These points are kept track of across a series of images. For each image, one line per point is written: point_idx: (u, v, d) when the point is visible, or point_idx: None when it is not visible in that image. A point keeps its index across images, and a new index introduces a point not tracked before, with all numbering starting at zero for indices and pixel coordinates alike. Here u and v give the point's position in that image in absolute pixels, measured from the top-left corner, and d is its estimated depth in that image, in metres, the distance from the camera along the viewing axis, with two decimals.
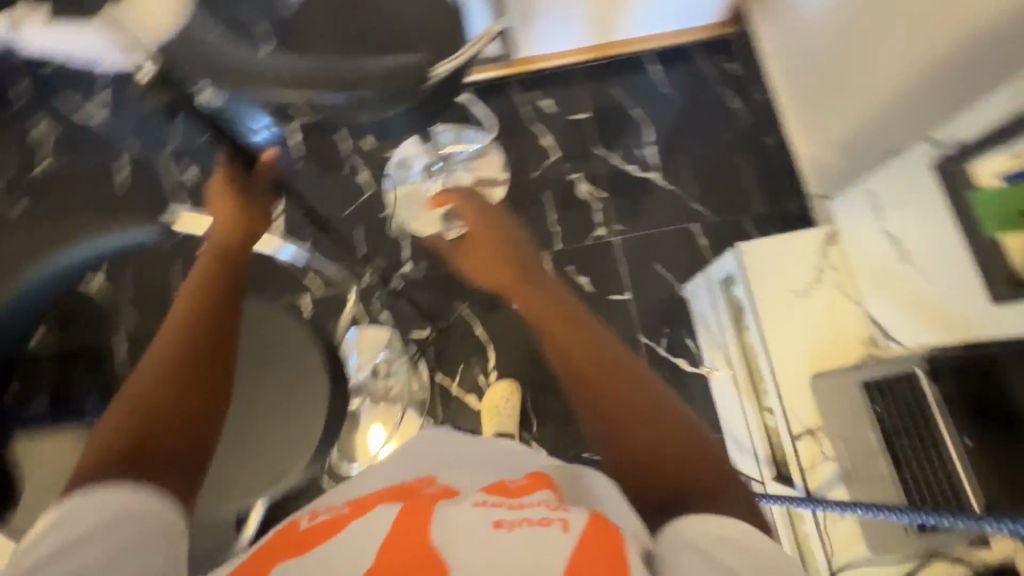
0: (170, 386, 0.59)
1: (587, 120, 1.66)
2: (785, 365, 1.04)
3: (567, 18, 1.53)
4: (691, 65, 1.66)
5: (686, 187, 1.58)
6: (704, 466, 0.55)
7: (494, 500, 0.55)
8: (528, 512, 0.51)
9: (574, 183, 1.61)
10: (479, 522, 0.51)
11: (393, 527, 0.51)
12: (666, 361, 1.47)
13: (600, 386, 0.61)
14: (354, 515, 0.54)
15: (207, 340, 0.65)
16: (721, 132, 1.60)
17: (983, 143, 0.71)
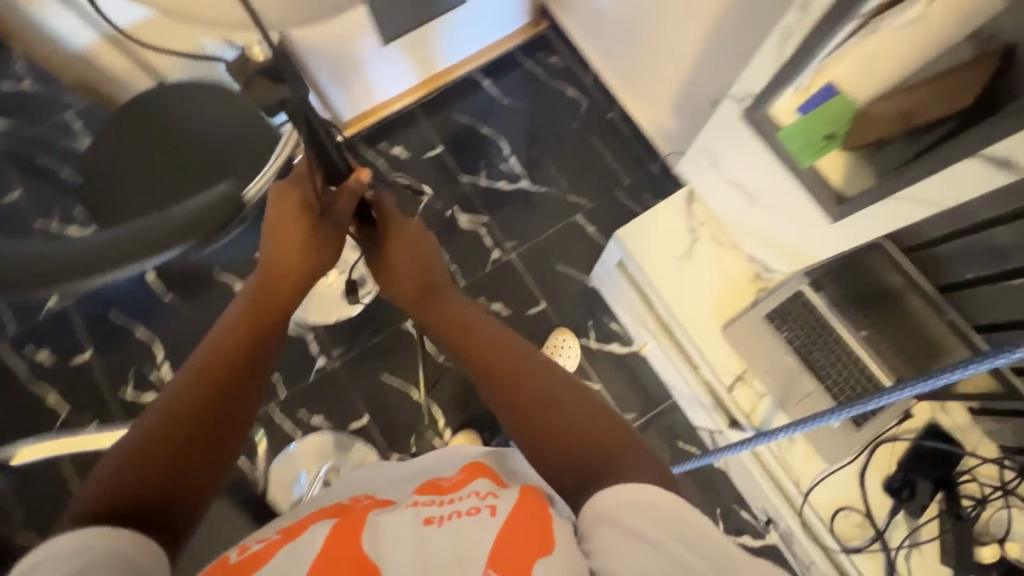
0: (181, 428, 0.55)
1: (443, 153, 1.65)
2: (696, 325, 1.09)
3: (384, 67, 1.49)
4: (518, 69, 1.70)
5: (557, 184, 1.62)
6: (628, 443, 0.56)
7: (428, 499, 0.55)
8: (456, 505, 0.52)
9: (454, 217, 1.60)
10: (410, 522, 0.50)
11: (322, 545, 0.49)
12: (601, 351, 1.50)
13: (511, 387, 0.63)
14: (281, 540, 0.51)
15: (186, 385, 0.60)
16: (568, 122, 1.66)
17: (769, 94, 0.77)
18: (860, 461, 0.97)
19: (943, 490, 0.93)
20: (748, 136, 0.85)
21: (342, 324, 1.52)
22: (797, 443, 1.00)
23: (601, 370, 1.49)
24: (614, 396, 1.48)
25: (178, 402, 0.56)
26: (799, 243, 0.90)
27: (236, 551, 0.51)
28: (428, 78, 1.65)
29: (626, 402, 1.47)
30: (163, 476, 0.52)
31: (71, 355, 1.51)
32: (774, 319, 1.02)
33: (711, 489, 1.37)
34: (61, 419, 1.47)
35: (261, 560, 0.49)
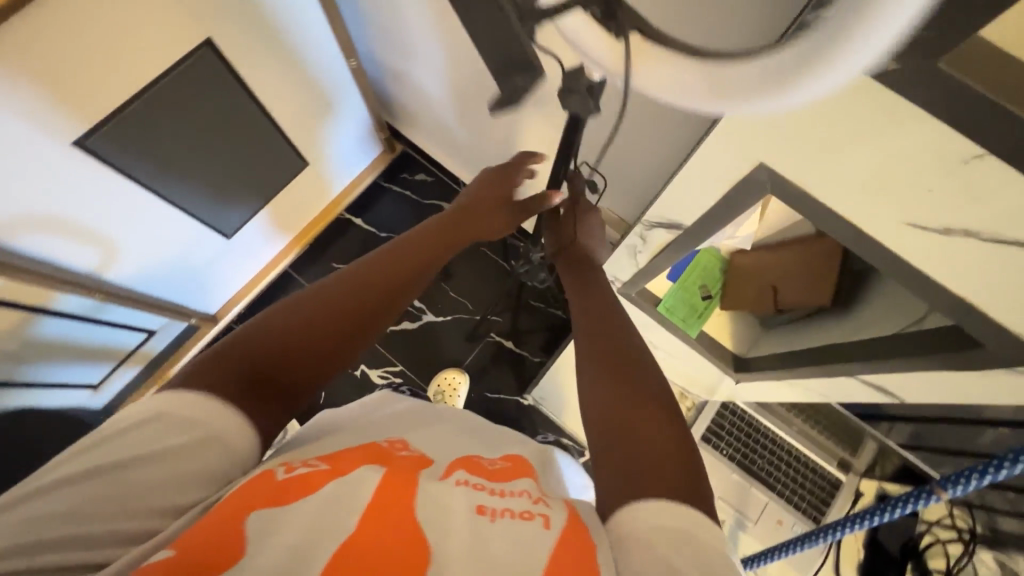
0: (350, 322, 0.57)
1: None
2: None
3: (237, 254, 1.32)
4: (387, 197, 1.62)
5: (461, 307, 1.54)
6: (677, 476, 0.46)
7: (476, 481, 0.51)
8: (508, 502, 0.47)
9: (365, 375, 1.49)
10: (464, 507, 0.46)
11: (372, 496, 0.44)
12: None
13: (623, 364, 0.57)
14: (327, 471, 0.47)
15: (366, 307, 0.59)
16: None
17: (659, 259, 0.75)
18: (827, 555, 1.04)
19: (915, 562, 1.04)
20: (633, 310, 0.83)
21: None
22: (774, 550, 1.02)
23: None
24: None
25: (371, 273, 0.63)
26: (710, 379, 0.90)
27: (283, 469, 0.47)
28: (318, 214, 1.52)
29: None
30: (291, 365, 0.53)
31: None
32: (710, 436, 1.02)
33: None
34: None
35: (308, 491, 0.44)
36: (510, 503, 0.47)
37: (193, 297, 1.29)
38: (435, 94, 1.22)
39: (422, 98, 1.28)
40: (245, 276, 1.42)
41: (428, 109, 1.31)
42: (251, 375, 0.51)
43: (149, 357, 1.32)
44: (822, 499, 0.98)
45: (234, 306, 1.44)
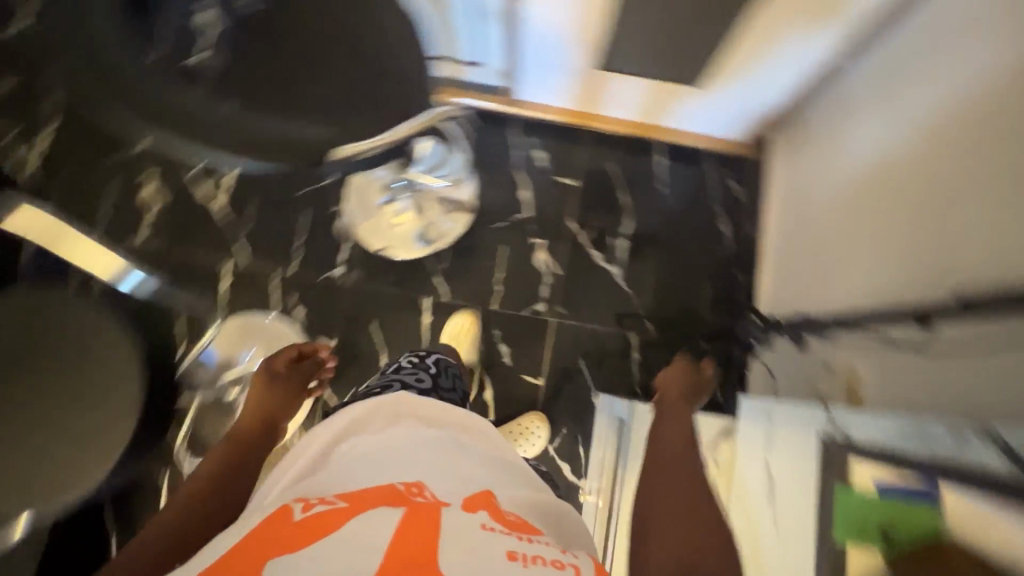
0: (233, 476, 0.78)
1: (573, 188, 1.55)
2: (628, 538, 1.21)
3: (581, 84, 1.40)
4: (699, 171, 1.56)
5: (641, 295, 1.49)
6: None
7: (501, 526, 0.58)
8: (537, 550, 0.55)
9: (534, 249, 1.50)
10: (496, 552, 0.53)
11: (396, 533, 0.53)
12: (552, 461, 1.39)
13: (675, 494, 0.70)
14: (346, 510, 0.56)
15: (185, 506, 0.70)
16: (697, 251, 1.51)
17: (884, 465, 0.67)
18: None
19: None
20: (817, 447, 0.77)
21: (378, 256, 1.49)
22: None
23: None
24: None
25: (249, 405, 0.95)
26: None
27: (301, 508, 0.56)
28: (643, 124, 1.54)
29: None
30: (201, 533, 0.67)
31: None
32: None
33: None
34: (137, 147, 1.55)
35: (325, 530, 0.53)
36: (539, 551, 0.55)
37: (528, 73, 1.40)
38: (855, 150, 1.11)
39: (840, 140, 1.17)
40: (561, 102, 1.51)
41: (831, 153, 1.20)
42: (173, 555, 0.63)
43: (460, 75, 1.47)
44: None
45: (531, 111, 1.55)
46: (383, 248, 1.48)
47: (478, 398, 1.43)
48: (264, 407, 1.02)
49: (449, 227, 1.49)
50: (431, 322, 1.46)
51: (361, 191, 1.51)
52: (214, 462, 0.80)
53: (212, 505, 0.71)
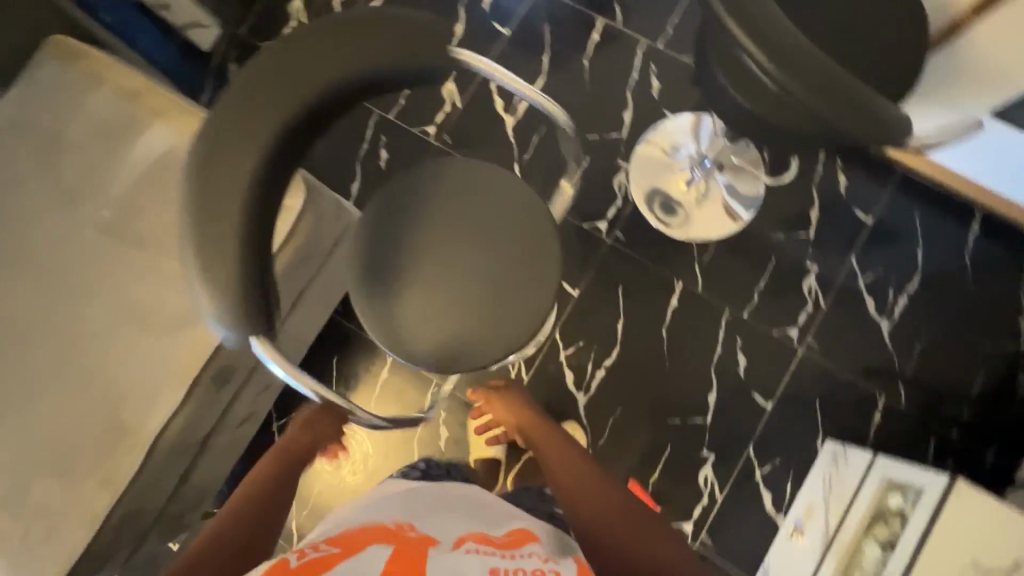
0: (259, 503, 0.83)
1: (867, 225, 1.44)
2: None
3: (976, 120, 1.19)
4: (1011, 252, 1.41)
5: (903, 358, 1.38)
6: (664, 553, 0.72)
7: (485, 550, 0.64)
8: (519, 563, 0.62)
9: (805, 272, 1.43)
10: (478, 568, 0.60)
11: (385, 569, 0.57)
12: (755, 485, 1.36)
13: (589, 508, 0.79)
14: (336, 556, 0.59)
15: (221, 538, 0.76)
16: (981, 336, 1.38)
17: None
18: None
19: None
20: None
21: (645, 225, 1.47)
22: None
23: (735, 496, 1.35)
24: (716, 522, 1.35)
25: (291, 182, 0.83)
26: None
27: (296, 556, 0.57)
28: (975, 184, 1.39)
29: (717, 536, 1.34)
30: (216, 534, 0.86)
31: (497, 20, 1.58)
32: None
33: None
34: None
35: (323, 569, 0.56)
36: (521, 564, 0.62)
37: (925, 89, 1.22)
38: None
39: None
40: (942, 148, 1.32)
41: None
42: None
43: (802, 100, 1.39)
44: None
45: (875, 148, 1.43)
46: (648, 214, 1.47)
47: (699, 398, 1.40)
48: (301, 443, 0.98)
49: (721, 224, 1.45)
50: (676, 308, 1.43)
51: (648, 155, 1.49)
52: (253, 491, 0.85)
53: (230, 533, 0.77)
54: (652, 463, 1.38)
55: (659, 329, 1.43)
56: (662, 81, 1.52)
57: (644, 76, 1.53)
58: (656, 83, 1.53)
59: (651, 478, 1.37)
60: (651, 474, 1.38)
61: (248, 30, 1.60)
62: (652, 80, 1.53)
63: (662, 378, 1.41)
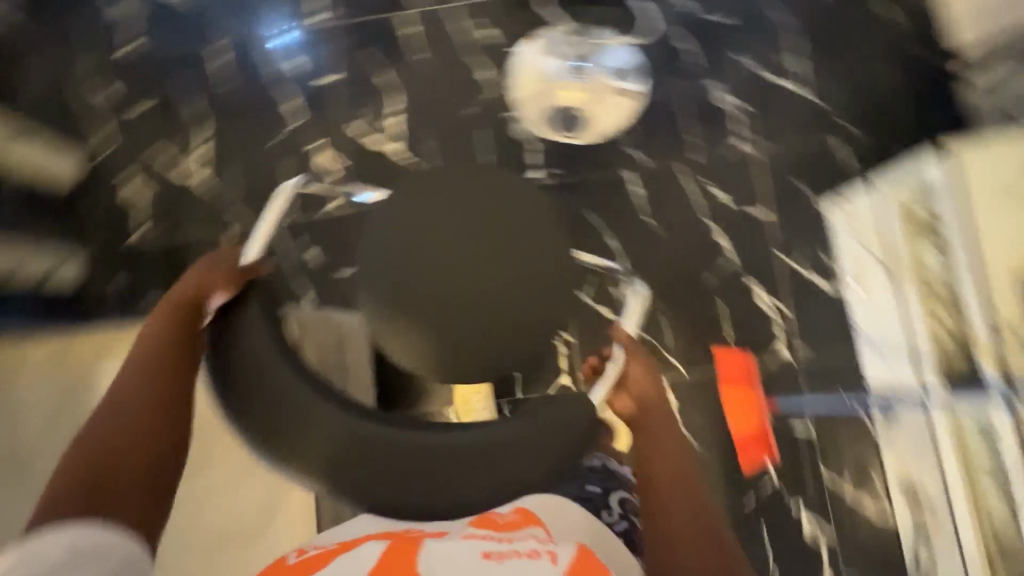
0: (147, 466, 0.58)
1: (727, 22, 1.51)
2: (892, 319, 1.25)
3: None
4: None
5: (830, 99, 1.48)
6: None
7: (486, 533, 0.70)
8: (515, 546, 0.68)
9: (713, 91, 1.50)
10: (469, 556, 0.66)
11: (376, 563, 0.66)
12: (803, 277, 1.43)
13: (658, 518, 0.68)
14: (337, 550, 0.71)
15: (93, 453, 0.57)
16: (871, 41, 1.49)
17: None
18: None
19: None
20: None
21: (567, 147, 1.50)
22: None
23: (797, 296, 1.42)
24: (797, 326, 1.42)
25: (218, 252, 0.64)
26: None
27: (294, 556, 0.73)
28: None
29: (806, 336, 1.41)
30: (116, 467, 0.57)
31: (316, 75, 1.55)
32: None
33: (852, 447, 1.36)
34: (291, 125, 1.54)
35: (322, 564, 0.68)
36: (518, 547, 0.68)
37: None
38: None
39: None
40: None
41: None
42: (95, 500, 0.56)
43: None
44: None
45: None
46: (559, 138, 1.49)
47: (711, 245, 1.45)
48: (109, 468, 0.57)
49: (623, 104, 1.49)
50: (642, 192, 1.47)
51: (527, 94, 1.51)
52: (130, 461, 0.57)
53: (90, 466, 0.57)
54: (718, 323, 1.42)
55: (642, 218, 1.47)
56: (491, 27, 1.54)
57: (473, 32, 1.54)
58: (485, 30, 1.54)
59: (727, 334, 1.42)
60: (725, 332, 1.42)
61: (100, 245, 1.48)
62: (482, 31, 1.54)
63: (675, 253, 1.45)
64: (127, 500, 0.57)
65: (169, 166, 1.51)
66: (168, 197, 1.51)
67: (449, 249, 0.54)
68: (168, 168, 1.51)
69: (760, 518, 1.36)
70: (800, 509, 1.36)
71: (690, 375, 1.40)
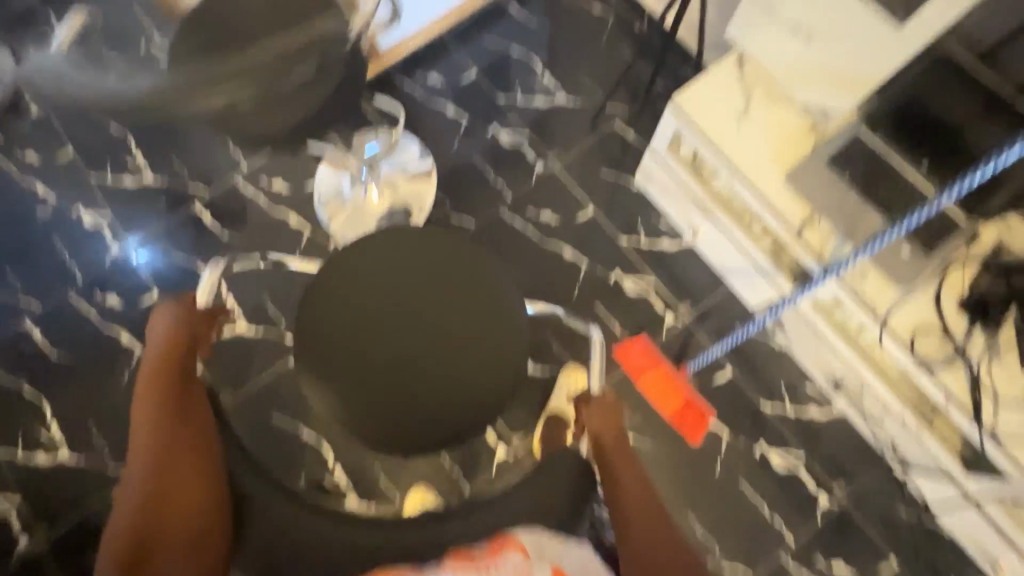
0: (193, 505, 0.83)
1: (477, 77, 1.65)
2: (730, 249, 1.32)
3: None
4: None
5: (593, 96, 1.62)
6: None
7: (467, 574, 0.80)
8: None
9: (495, 136, 1.61)
10: None
11: None
12: (651, 248, 1.51)
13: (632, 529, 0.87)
14: None
15: (155, 499, 0.81)
16: (598, 38, 1.66)
17: None
18: (932, 287, 0.99)
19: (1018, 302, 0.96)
20: None
21: None
22: (868, 274, 1.02)
23: (656, 266, 1.50)
24: (671, 291, 1.48)
25: (160, 316, 0.98)
26: (859, 71, 0.94)
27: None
28: None
29: (681, 295, 1.48)
30: (176, 496, 0.83)
31: (139, 296, 1.54)
32: (836, 161, 1.04)
33: (774, 370, 1.41)
34: (137, 354, 1.51)
35: None
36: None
37: None
38: None
39: None
40: (429, 19, 1.61)
41: None
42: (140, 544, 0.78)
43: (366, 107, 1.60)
44: (939, 234, 0.99)
45: (406, 49, 1.63)
46: None
47: (563, 262, 1.51)
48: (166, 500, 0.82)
49: (425, 184, 1.57)
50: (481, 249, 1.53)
51: (340, 219, 1.56)
52: (178, 497, 0.83)
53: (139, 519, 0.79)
54: (604, 326, 1.46)
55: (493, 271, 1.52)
56: (280, 177, 1.60)
57: (267, 189, 1.60)
58: (276, 183, 1.60)
59: (617, 330, 1.46)
60: (614, 329, 1.47)
61: None
62: (275, 185, 1.60)
63: (535, 285, 1.50)
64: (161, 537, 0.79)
65: (34, 454, 1.45)
66: (44, 484, 1.44)
67: (442, 314, 0.98)
68: (34, 456, 1.45)
69: (735, 478, 1.36)
70: (765, 450, 1.37)
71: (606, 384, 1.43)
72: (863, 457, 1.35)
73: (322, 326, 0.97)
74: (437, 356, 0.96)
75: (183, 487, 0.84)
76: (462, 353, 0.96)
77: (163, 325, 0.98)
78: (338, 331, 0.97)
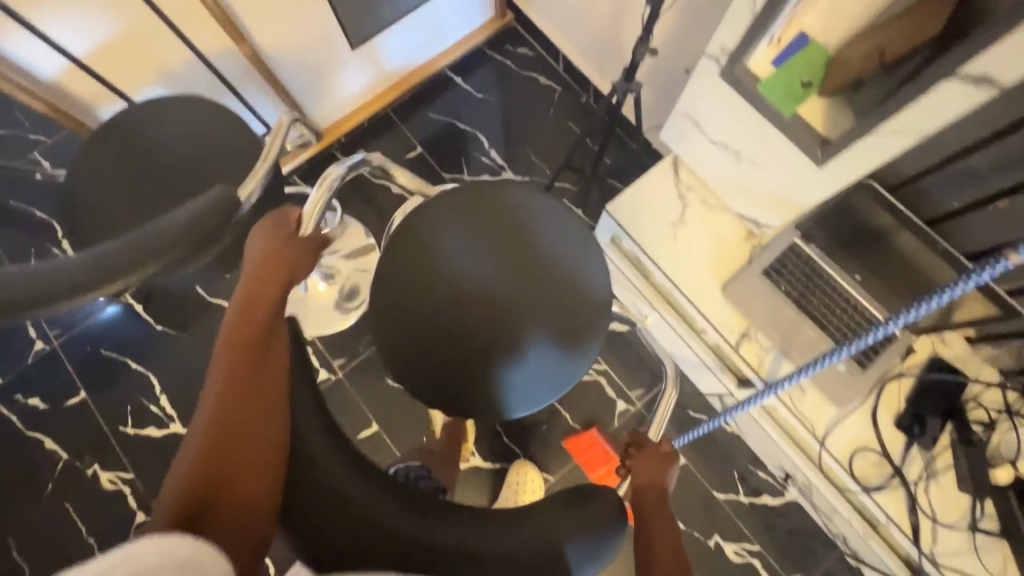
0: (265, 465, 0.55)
1: (421, 154, 1.61)
2: (676, 341, 1.29)
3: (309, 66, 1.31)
4: (489, 64, 1.66)
5: (540, 172, 1.59)
6: None
7: None
8: None
9: None
10: None
11: None
12: (602, 331, 1.48)
13: None
14: None
15: (198, 466, 0.54)
16: (544, 111, 1.63)
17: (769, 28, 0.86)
18: (869, 404, 0.99)
19: (953, 420, 0.96)
20: (706, 78, 0.88)
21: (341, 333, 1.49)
22: (807, 391, 1.01)
23: (607, 350, 1.47)
24: (622, 376, 1.45)
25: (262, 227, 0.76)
26: (785, 197, 0.92)
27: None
28: (420, 67, 1.60)
29: (633, 380, 1.45)
30: (247, 445, 0.56)
31: (63, 398, 1.45)
32: (772, 273, 1.02)
33: (728, 456, 1.39)
34: (62, 461, 1.42)
35: None
36: None
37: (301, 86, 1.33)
38: None
39: None
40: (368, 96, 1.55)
41: None
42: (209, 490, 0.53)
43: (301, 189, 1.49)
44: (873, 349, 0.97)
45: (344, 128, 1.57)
46: (329, 329, 1.48)
47: None
48: (203, 472, 0.53)
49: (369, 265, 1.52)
50: None
51: None
52: (246, 460, 0.55)
53: (233, 437, 0.56)
54: (555, 415, 1.43)
55: None
56: None
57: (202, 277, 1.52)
58: None
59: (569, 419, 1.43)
60: (566, 418, 1.43)
61: None
62: None
63: None
64: (243, 488, 0.53)
65: None
66: None
67: (520, 287, 0.90)
68: None
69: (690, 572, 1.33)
70: (720, 541, 1.34)
71: (558, 477, 1.39)
72: (817, 545, 1.34)
73: (410, 264, 0.91)
74: (489, 325, 0.87)
75: (258, 450, 0.56)
76: (531, 326, 0.88)
77: (263, 239, 0.75)
78: (415, 282, 0.90)
